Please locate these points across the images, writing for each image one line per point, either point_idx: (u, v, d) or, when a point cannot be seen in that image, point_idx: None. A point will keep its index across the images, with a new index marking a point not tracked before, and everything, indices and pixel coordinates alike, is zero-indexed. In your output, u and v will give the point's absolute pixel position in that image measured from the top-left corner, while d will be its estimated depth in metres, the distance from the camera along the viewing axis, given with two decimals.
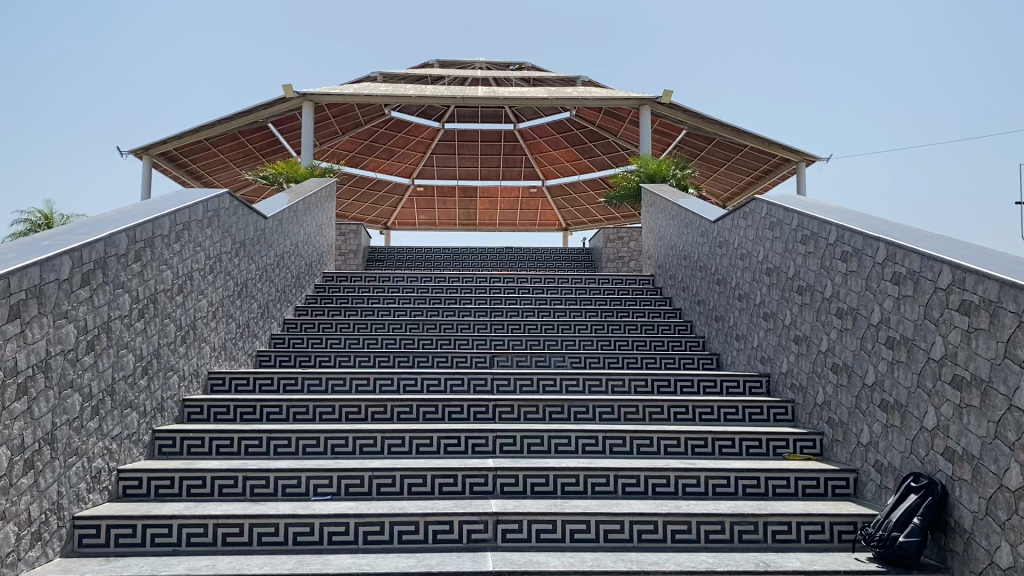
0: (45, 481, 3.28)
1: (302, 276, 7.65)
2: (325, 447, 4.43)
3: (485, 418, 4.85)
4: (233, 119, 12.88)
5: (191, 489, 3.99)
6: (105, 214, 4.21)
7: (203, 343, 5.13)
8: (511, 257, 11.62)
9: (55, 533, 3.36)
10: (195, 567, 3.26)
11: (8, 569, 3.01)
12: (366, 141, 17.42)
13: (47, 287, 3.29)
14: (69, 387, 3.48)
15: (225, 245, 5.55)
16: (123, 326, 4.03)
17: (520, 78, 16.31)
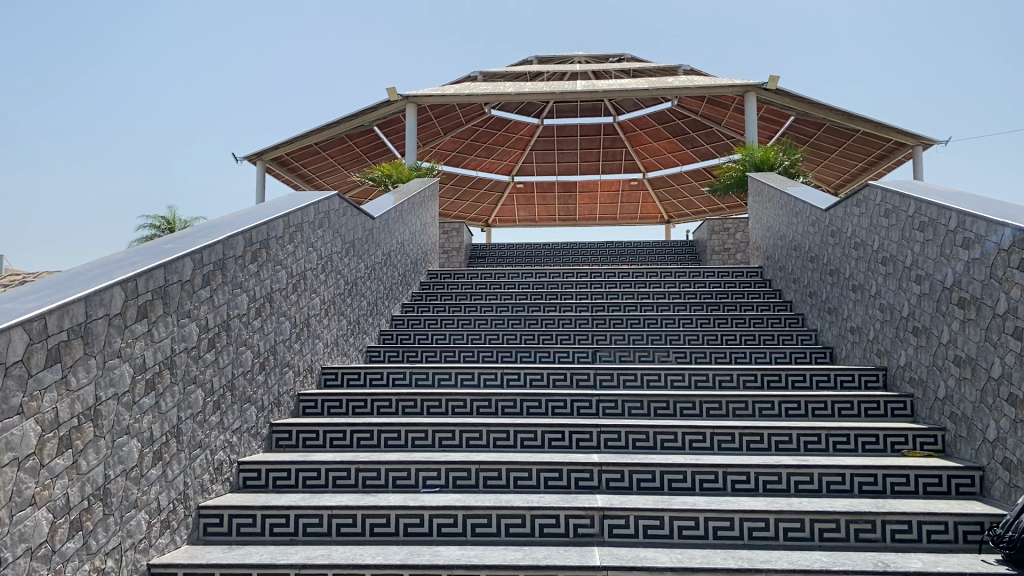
0: (173, 472, 3.46)
1: (408, 274, 7.82)
2: (433, 439, 4.52)
3: (589, 412, 4.84)
4: (347, 121, 13.21)
5: (306, 481, 4.12)
6: (222, 217, 4.38)
7: (316, 340, 5.31)
8: (613, 251, 11.55)
9: (182, 521, 3.54)
10: (311, 557, 3.36)
11: (141, 555, 3.19)
12: (467, 140, 17.62)
13: (170, 287, 3.46)
14: (192, 382, 3.65)
15: (335, 246, 5.72)
16: (241, 324, 4.20)
17: (619, 70, 16.03)
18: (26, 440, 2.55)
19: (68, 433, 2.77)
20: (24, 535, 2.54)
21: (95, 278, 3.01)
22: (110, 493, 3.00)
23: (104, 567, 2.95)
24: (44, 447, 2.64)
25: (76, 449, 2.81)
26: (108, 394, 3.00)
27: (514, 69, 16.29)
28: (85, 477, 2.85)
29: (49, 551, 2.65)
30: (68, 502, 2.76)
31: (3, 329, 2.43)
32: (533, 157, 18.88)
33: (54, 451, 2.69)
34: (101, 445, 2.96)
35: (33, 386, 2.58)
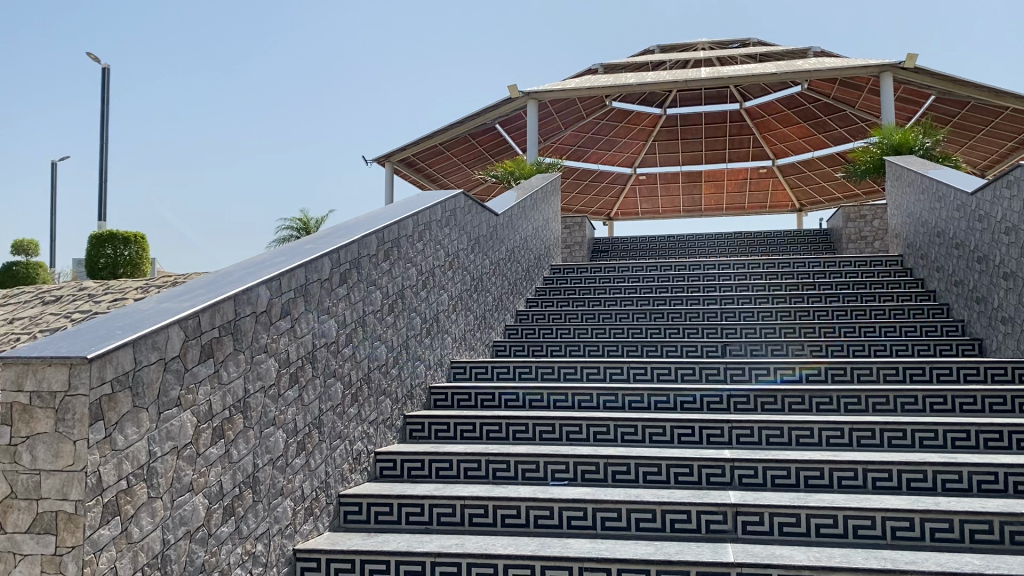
0: (315, 462, 3.63)
1: (532, 269, 7.89)
2: (560, 433, 4.54)
3: (720, 408, 4.75)
4: (469, 120, 13.42)
5: (439, 471, 4.23)
6: (355, 219, 4.54)
7: (446, 335, 5.43)
8: (742, 241, 11.26)
9: (325, 509, 3.72)
10: (446, 545, 3.46)
11: (287, 540, 3.37)
12: (588, 133, 17.57)
13: (311, 286, 3.63)
14: (332, 376, 3.81)
15: (461, 243, 5.83)
16: (376, 320, 4.35)
17: (745, 55, 15.56)
18: (184, 430, 2.73)
19: (221, 423, 2.94)
20: (184, 519, 2.72)
21: (244, 278, 3.18)
22: (259, 481, 3.18)
23: (255, 551, 3.13)
24: (199, 436, 2.81)
25: (227, 439, 2.98)
26: (256, 387, 3.17)
27: (635, 60, 16.12)
28: (236, 466, 3.03)
29: (205, 534, 2.83)
30: (221, 489, 2.94)
31: (163, 326, 2.61)
32: (656, 148, 18.64)
33: (209, 440, 2.87)
34: (250, 436, 3.13)
35: (189, 380, 2.76)
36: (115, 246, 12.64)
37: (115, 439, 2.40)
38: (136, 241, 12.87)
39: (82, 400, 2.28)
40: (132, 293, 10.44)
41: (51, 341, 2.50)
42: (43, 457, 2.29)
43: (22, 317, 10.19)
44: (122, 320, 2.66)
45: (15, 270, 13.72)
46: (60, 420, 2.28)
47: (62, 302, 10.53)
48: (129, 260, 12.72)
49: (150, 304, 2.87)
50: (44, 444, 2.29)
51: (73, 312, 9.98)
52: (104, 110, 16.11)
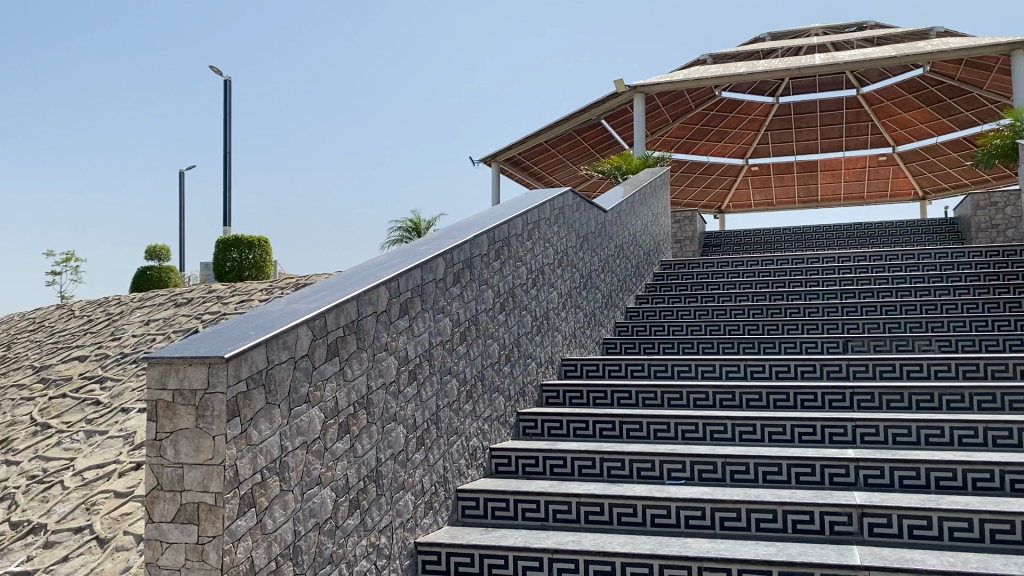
0: (434, 457, 3.71)
1: (642, 266, 7.83)
2: (675, 432, 4.49)
3: (842, 406, 4.59)
4: (573, 117, 13.40)
5: (554, 468, 4.26)
6: (466, 219, 4.62)
7: (556, 332, 5.46)
8: (862, 232, 10.84)
9: (443, 503, 3.80)
10: (563, 542, 3.48)
11: (409, 533, 3.46)
12: (697, 125, 17.27)
13: (427, 285, 3.71)
14: (448, 373, 3.89)
15: (570, 241, 5.84)
16: (488, 318, 4.41)
17: (862, 39, 14.98)
18: (312, 425, 2.85)
19: (346, 419, 3.05)
20: (313, 511, 2.84)
21: (365, 279, 3.29)
22: (382, 475, 3.28)
23: (379, 543, 3.23)
24: (327, 432, 2.93)
25: (352, 434, 3.09)
26: (378, 384, 3.27)
27: (745, 48, 15.74)
28: (361, 460, 3.13)
29: (333, 526, 2.94)
30: (347, 482, 3.04)
31: (293, 327, 2.73)
32: (768, 138, 18.16)
33: (335, 436, 2.98)
34: (373, 432, 3.23)
35: (316, 377, 2.88)
36: (241, 250, 13.26)
37: (250, 434, 2.53)
38: (260, 245, 13.45)
39: (221, 398, 2.41)
40: (257, 295, 10.92)
41: (192, 341, 2.64)
42: (185, 451, 2.43)
43: (157, 319, 10.83)
44: (255, 321, 2.79)
45: (149, 274, 14.57)
46: (200, 416, 2.41)
47: (192, 304, 11.12)
48: (253, 262, 13.30)
49: (279, 306, 3.01)
50: (186, 439, 2.43)
51: (203, 313, 10.54)
52: (226, 120, 16.90)
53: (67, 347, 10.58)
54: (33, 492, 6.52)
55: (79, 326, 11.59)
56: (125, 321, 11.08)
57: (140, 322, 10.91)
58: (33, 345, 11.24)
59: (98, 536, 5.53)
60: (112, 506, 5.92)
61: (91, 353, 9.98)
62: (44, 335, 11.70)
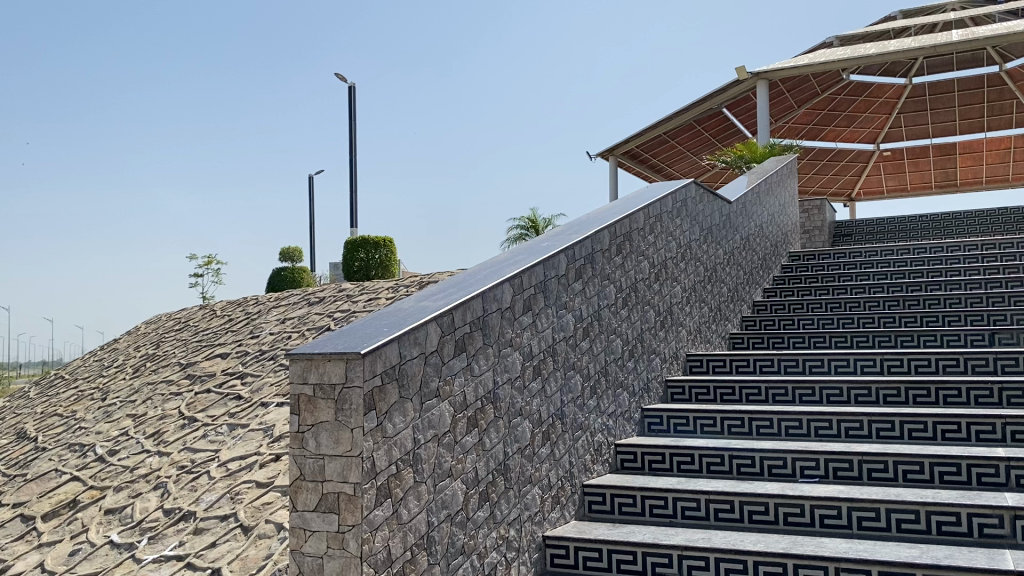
0: (560, 452, 3.74)
1: (769, 258, 7.62)
2: (808, 429, 4.35)
3: (990, 402, 4.33)
4: (692, 107, 13.16)
5: (681, 465, 4.20)
6: (587, 215, 4.61)
7: (680, 328, 5.39)
8: (1007, 217, 10.18)
9: (570, 498, 3.83)
10: (692, 539, 3.43)
11: (537, 527, 3.51)
12: (824, 111, 16.63)
13: (549, 281, 3.74)
14: (572, 369, 3.91)
15: (694, 233, 5.75)
16: (611, 314, 4.40)
17: (1005, 11, 14.05)
18: (443, 419, 2.92)
19: (474, 413, 3.11)
20: (445, 503, 2.91)
21: (489, 276, 3.34)
22: (510, 468, 3.33)
23: (509, 536, 3.28)
24: (457, 426, 3.00)
25: (480, 428, 3.14)
26: (504, 379, 3.32)
27: (875, 27, 15.04)
28: (489, 453, 3.19)
29: (464, 518, 3.01)
30: (477, 475, 3.10)
31: (423, 323, 2.80)
32: (901, 121, 17.30)
33: (464, 429, 3.05)
34: (501, 426, 3.29)
35: (445, 373, 2.95)
36: (367, 250, 13.69)
37: (386, 427, 2.62)
38: (384, 245, 13.84)
39: (358, 392, 2.51)
40: (383, 294, 11.24)
41: (330, 338, 2.76)
42: (325, 443, 2.54)
43: (292, 317, 11.31)
44: (386, 319, 2.89)
45: (283, 275, 15.26)
46: (339, 409, 2.52)
47: (324, 303, 11.56)
48: (379, 261, 13.71)
49: (409, 303, 3.10)
50: (326, 431, 2.55)
51: (334, 311, 10.93)
52: (352, 125, 17.45)
53: (210, 345, 11.20)
54: (183, 481, 6.95)
55: (221, 325, 12.25)
56: (263, 320, 11.63)
57: (276, 320, 11.43)
58: (180, 343, 11.95)
59: (243, 524, 5.83)
60: (254, 496, 6.23)
61: (232, 351, 10.53)
62: (189, 333, 12.43)
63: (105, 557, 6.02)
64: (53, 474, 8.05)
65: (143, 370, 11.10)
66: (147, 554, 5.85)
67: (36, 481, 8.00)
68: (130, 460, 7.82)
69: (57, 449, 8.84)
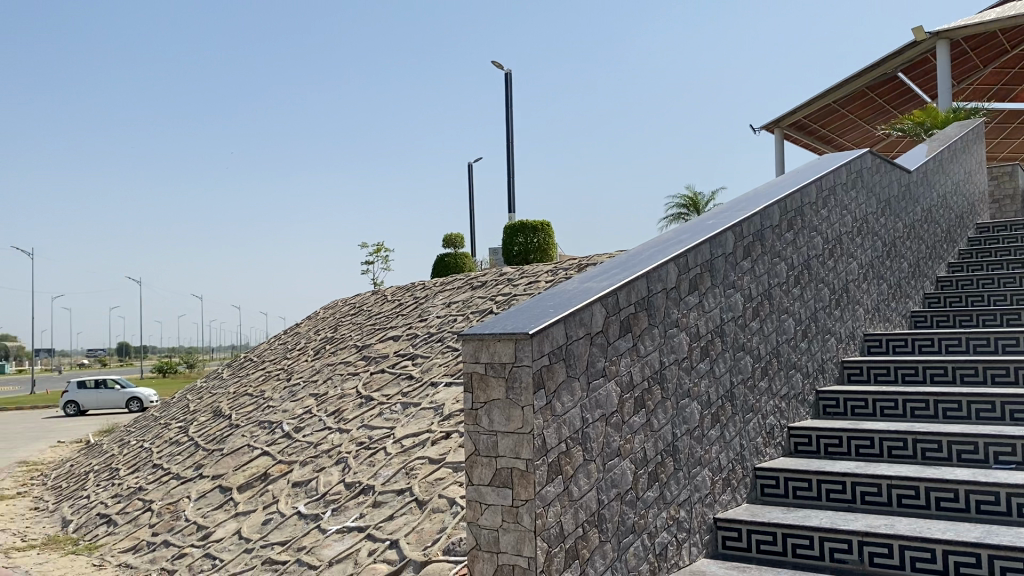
0: (730, 434, 3.67)
1: (954, 230, 7.11)
2: (1002, 412, 4.03)
3: None
4: (863, 73, 12.48)
5: (859, 449, 4.01)
6: (755, 191, 4.48)
7: (857, 306, 5.15)
8: None
9: (742, 481, 3.76)
10: (874, 525, 3.27)
11: (708, 509, 3.47)
12: (1015, 69, 15.25)
13: (716, 260, 3.66)
14: (741, 350, 3.82)
15: (870, 206, 5.46)
16: (783, 293, 4.26)
17: None
18: (610, 399, 2.94)
19: (642, 394, 3.11)
20: (615, 481, 2.93)
21: (654, 256, 3.31)
22: (679, 450, 3.30)
23: (679, 516, 3.26)
24: (624, 406, 3.01)
25: (648, 409, 3.14)
26: (671, 360, 3.30)
27: None
28: (658, 435, 3.18)
29: (634, 497, 3.02)
30: (645, 456, 3.10)
31: (588, 304, 2.83)
32: None
33: (632, 410, 3.05)
34: (668, 406, 3.26)
35: (612, 352, 2.96)
36: (526, 234, 13.88)
37: (555, 405, 2.67)
38: (543, 228, 13.94)
39: (527, 370, 2.57)
40: (543, 276, 11.34)
41: (502, 317, 2.85)
42: (498, 420, 2.64)
43: (457, 301, 11.65)
44: (553, 300, 2.93)
45: (447, 261, 15.74)
46: (510, 387, 2.60)
47: (486, 287, 11.82)
48: (538, 245, 13.85)
49: (575, 285, 3.13)
50: (498, 409, 2.65)
51: (496, 295, 11.15)
52: (509, 114, 17.66)
53: (382, 328, 11.72)
54: (362, 457, 7.33)
55: (391, 309, 12.78)
56: (430, 304, 12.04)
57: (442, 304, 11.80)
58: (355, 327, 12.58)
59: (418, 498, 6.08)
60: (427, 472, 6.47)
61: (402, 334, 10.97)
62: (364, 317, 13.06)
63: (293, 526, 6.47)
64: (247, 449, 8.70)
65: (323, 352, 11.77)
66: (332, 525, 6.24)
67: (231, 455, 8.68)
68: (313, 436, 8.33)
69: (249, 425, 9.54)
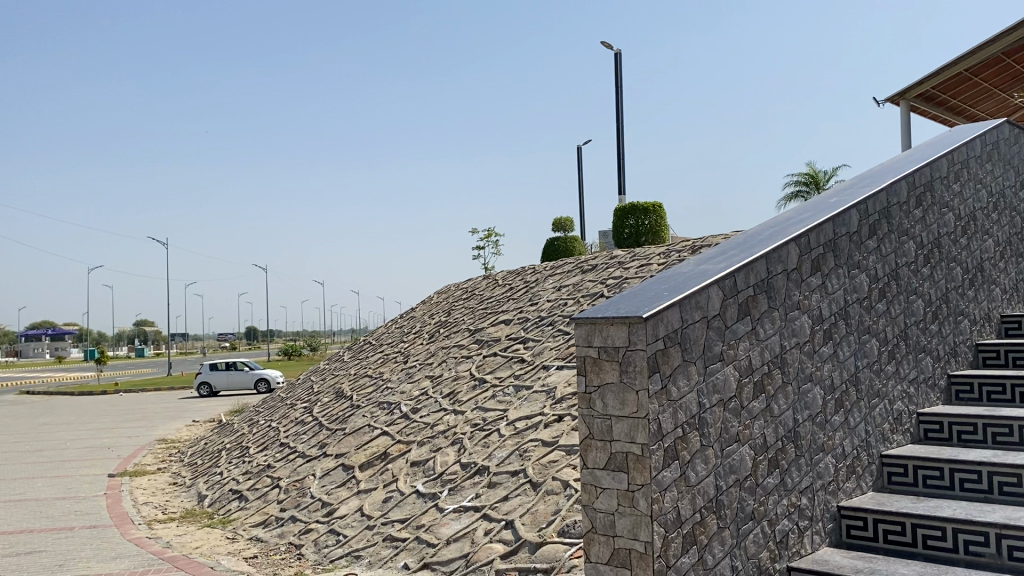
0: (855, 420, 3.54)
1: None
2: None
3: None
4: (1004, 35, 11.70)
5: (996, 437, 3.75)
6: (879, 167, 4.30)
7: (993, 286, 4.87)
8: None
9: (868, 468, 3.62)
10: (1013, 517, 3.07)
11: (831, 497, 3.37)
12: None
13: (840, 239, 3.52)
14: (867, 333, 3.67)
15: (1008, 179, 5.13)
16: (911, 273, 4.07)
17: None
18: (728, 383, 2.88)
19: (761, 378, 3.04)
20: (733, 468, 2.88)
21: (774, 237, 3.22)
22: (800, 436, 3.21)
23: (801, 504, 3.17)
24: (742, 391, 2.94)
25: (769, 393, 3.06)
26: (792, 344, 3.20)
27: None
28: (778, 420, 3.10)
29: (753, 483, 2.96)
30: (765, 441, 3.03)
31: (705, 287, 2.77)
32: None
33: (750, 395, 2.98)
34: (789, 391, 3.17)
35: (730, 336, 2.90)
36: (637, 216, 13.74)
37: (670, 390, 2.64)
38: (654, 210, 13.73)
39: (641, 354, 2.56)
40: (656, 258, 11.19)
41: (616, 300, 2.84)
42: (612, 404, 2.65)
43: (568, 284, 11.64)
44: (668, 282, 2.90)
45: (558, 245, 15.76)
46: (624, 372, 2.59)
47: (597, 270, 11.75)
48: (650, 227, 13.67)
49: (691, 267, 3.09)
50: (612, 393, 2.64)
51: (607, 278, 11.09)
52: (619, 96, 17.45)
53: (494, 312, 11.86)
54: (477, 438, 7.45)
55: (503, 293, 12.90)
56: (541, 288, 12.08)
57: (553, 288, 11.82)
58: (468, 310, 12.76)
59: (532, 480, 6.13)
60: (540, 454, 6.52)
61: (514, 317, 11.06)
62: (476, 301, 13.24)
63: (412, 505, 6.65)
64: (367, 429, 8.99)
65: (437, 335, 12.00)
66: (449, 504, 6.38)
67: (353, 434, 8.99)
68: (430, 417, 8.52)
69: (369, 405, 9.86)
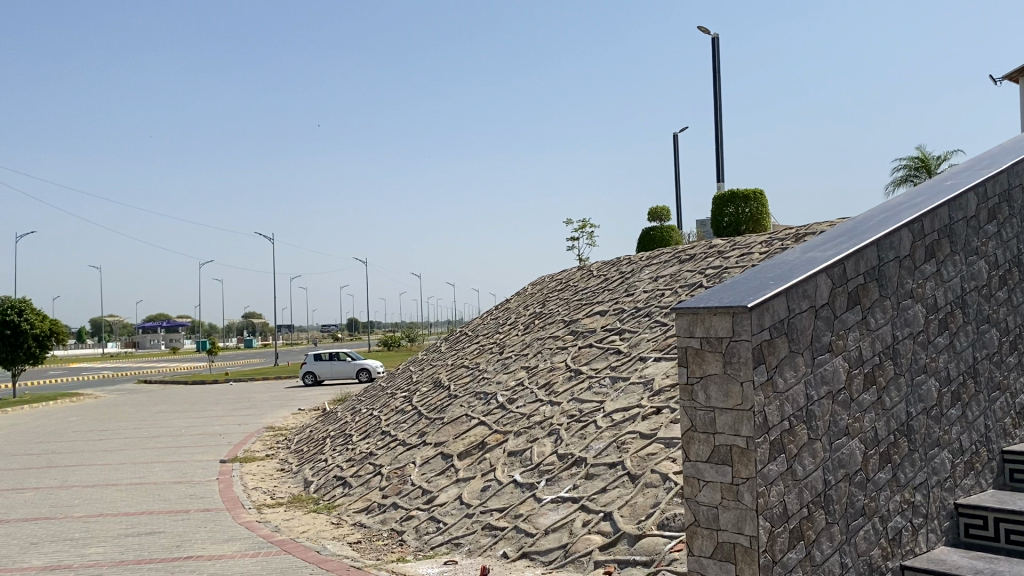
0: (974, 414, 3.38)
1: None
2: None
3: None
4: None
5: None
6: (1000, 148, 4.07)
7: None
8: None
9: (987, 465, 3.45)
10: None
11: (948, 494, 3.22)
12: None
13: (956, 225, 3.36)
14: (986, 322, 3.50)
15: None
16: None
17: None
18: (837, 375, 2.79)
19: (871, 369, 2.93)
20: (843, 462, 2.78)
21: (885, 224, 3.10)
22: (914, 430, 3.08)
23: (915, 500, 3.05)
24: (852, 383, 2.85)
25: (879, 385, 2.95)
26: (905, 334, 3.08)
27: None
28: (889, 413, 2.98)
29: (864, 478, 2.86)
30: (876, 435, 2.92)
31: (812, 275, 2.69)
32: None
33: (860, 387, 2.88)
34: (902, 383, 3.05)
35: (839, 326, 2.81)
36: (736, 205, 13.43)
37: (776, 381, 2.57)
38: (755, 197, 13.39)
39: (746, 345, 2.50)
40: (757, 248, 10.91)
41: (717, 290, 2.78)
42: (716, 396, 2.60)
43: (664, 275, 11.48)
44: (772, 271, 2.82)
45: (653, 235, 15.57)
46: (728, 363, 2.54)
47: (695, 260, 11.55)
48: (750, 216, 13.34)
49: (797, 254, 3.00)
50: (715, 384, 2.59)
51: (706, 268, 10.89)
52: (716, 83, 17.08)
53: (589, 303, 11.81)
54: (573, 429, 7.44)
55: (598, 284, 12.83)
56: (637, 279, 11.96)
57: (649, 279, 11.68)
58: (563, 302, 12.75)
59: (630, 472, 6.09)
60: (638, 446, 6.47)
61: (610, 308, 10.99)
62: (571, 292, 13.21)
63: (510, 494, 6.71)
64: (464, 419, 9.11)
65: (533, 326, 12.04)
66: (546, 495, 6.40)
67: (451, 424, 9.12)
68: (526, 408, 8.56)
69: (466, 396, 9.97)
